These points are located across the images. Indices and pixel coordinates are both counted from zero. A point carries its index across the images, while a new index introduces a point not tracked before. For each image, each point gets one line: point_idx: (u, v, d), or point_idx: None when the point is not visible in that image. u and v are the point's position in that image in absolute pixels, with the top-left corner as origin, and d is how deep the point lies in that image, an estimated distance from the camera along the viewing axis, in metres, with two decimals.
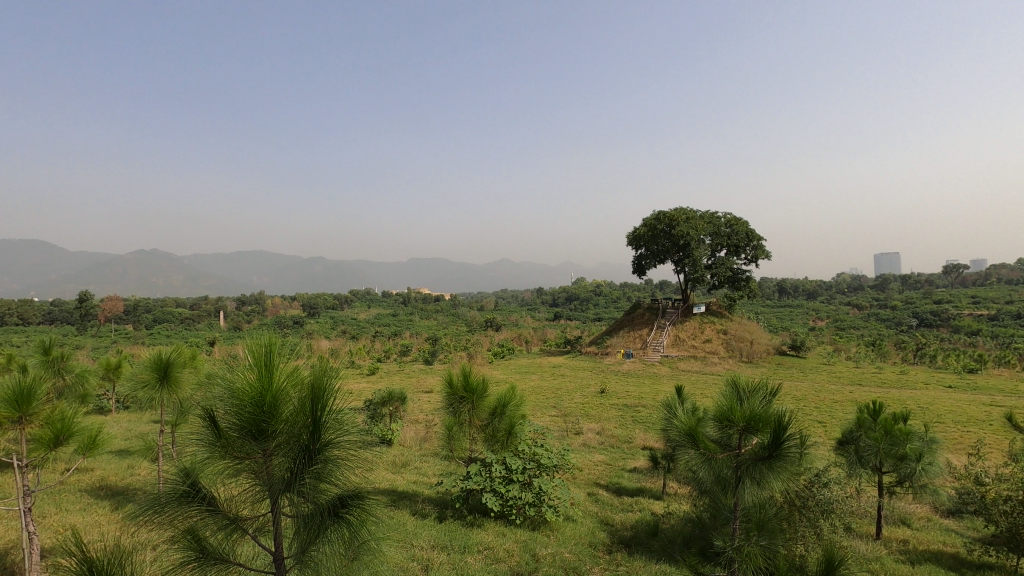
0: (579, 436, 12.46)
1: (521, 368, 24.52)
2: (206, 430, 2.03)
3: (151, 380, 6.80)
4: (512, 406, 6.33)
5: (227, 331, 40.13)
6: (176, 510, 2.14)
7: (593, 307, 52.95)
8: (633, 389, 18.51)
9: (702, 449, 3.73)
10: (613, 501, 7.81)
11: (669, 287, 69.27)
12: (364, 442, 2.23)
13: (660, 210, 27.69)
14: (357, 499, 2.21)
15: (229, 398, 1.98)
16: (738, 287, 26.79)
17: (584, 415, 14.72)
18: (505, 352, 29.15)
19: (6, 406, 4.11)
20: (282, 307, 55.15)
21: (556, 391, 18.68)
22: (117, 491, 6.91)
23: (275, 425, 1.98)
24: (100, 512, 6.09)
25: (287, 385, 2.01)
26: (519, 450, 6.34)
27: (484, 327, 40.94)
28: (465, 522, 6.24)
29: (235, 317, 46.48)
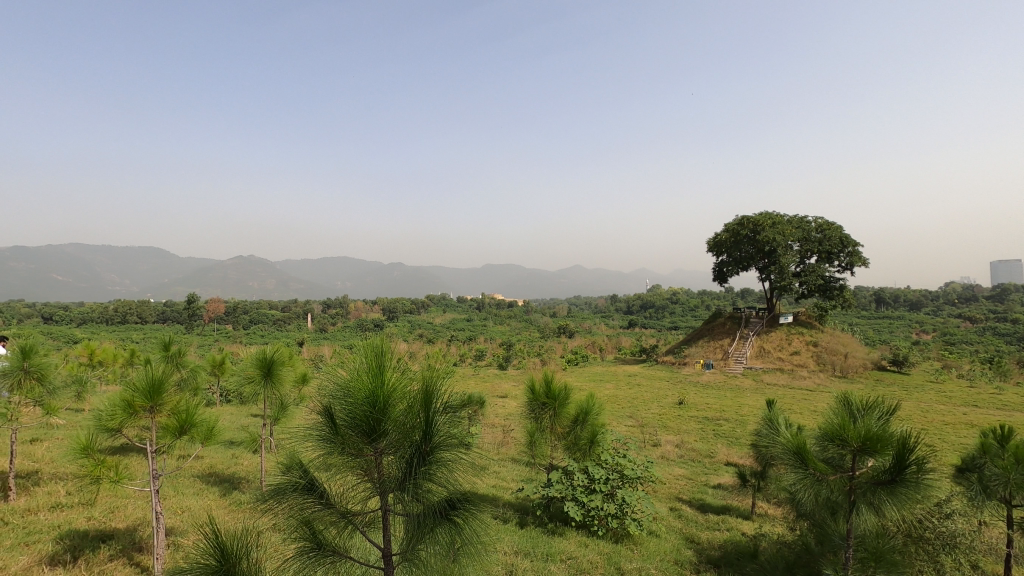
0: (657, 448, 12.06)
1: (595, 376, 24.20)
2: (323, 428, 2.14)
3: (256, 376, 7.33)
4: (595, 414, 6.24)
5: (315, 333, 42.61)
6: (294, 500, 2.27)
7: (668, 315, 51.33)
8: (714, 401, 17.71)
9: (812, 470, 3.46)
10: (698, 518, 7.48)
11: (752, 296, 65.94)
12: (467, 446, 2.26)
13: (744, 214, 26.43)
14: (466, 502, 2.24)
15: (344, 398, 2.09)
16: (830, 295, 25.01)
17: (661, 427, 14.27)
18: (579, 359, 28.90)
19: (141, 396, 4.60)
20: (364, 311, 57.84)
21: (631, 400, 18.28)
22: (225, 479, 7.48)
23: (386, 424, 2.04)
24: (212, 498, 6.61)
25: (398, 388, 2.07)
26: (601, 460, 6.25)
27: (557, 334, 40.79)
28: (546, 530, 6.21)
29: (322, 319, 49.24)
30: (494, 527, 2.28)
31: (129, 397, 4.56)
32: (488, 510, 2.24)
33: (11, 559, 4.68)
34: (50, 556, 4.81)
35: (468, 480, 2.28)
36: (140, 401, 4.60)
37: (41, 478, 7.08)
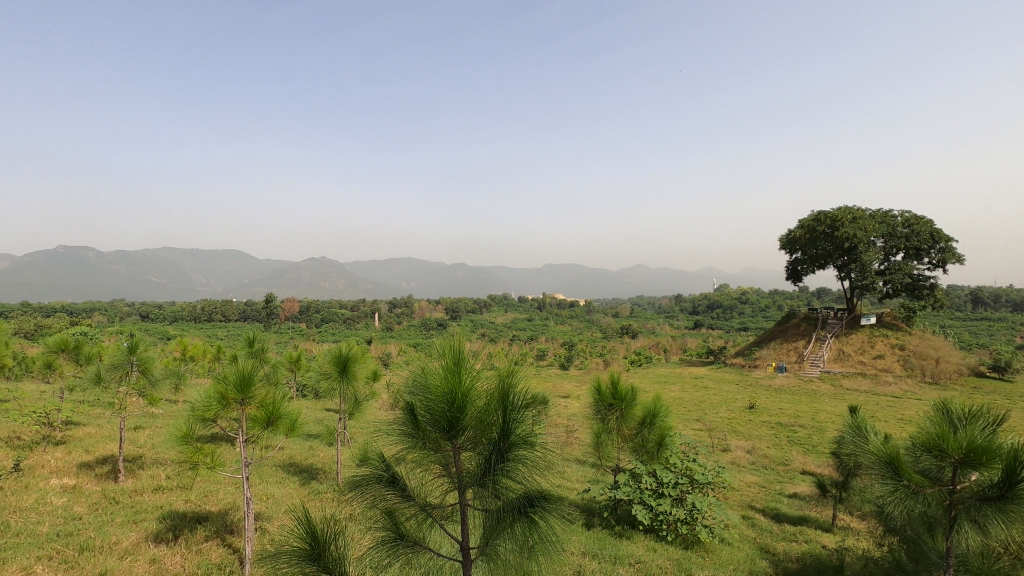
0: (727, 454, 11.63)
1: (660, 377, 23.64)
2: (404, 422, 2.23)
3: (333, 373, 7.70)
4: (663, 416, 6.11)
5: (382, 331, 44.14)
6: (377, 492, 2.38)
7: (737, 316, 49.31)
8: (788, 406, 16.88)
9: (906, 482, 3.25)
10: (773, 528, 7.17)
11: (829, 295, 62.23)
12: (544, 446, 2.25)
13: (821, 210, 24.99)
14: (543, 500, 2.25)
15: (423, 394, 2.17)
16: (918, 295, 23.20)
17: (731, 431, 13.74)
18: (643, 360, 28.34)
19: (234, 389, 4.98)
20: (428, 310, 59.31)
21: (698, 403, 17.72)
22: (304, 470, 7.90)
23: (464, 421, 2.10)
24: (293, 486, 7.01)
25: (475, 385, 2.12)
26: (670, 463, 6.10)
27: (620, 333, 40.15)
28: (613, 532, 6.15)
29: (388, 318, 50.89)
30: (576, 524, 2.27)
31: (224, 390, 4.95)
32: (569, 508, 2.22)
33: (122, 535, 5.17)
34: (155, 534, 5.27)
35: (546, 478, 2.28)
36: (233, 393, 4.98)
37: (144, 462, 7.75)
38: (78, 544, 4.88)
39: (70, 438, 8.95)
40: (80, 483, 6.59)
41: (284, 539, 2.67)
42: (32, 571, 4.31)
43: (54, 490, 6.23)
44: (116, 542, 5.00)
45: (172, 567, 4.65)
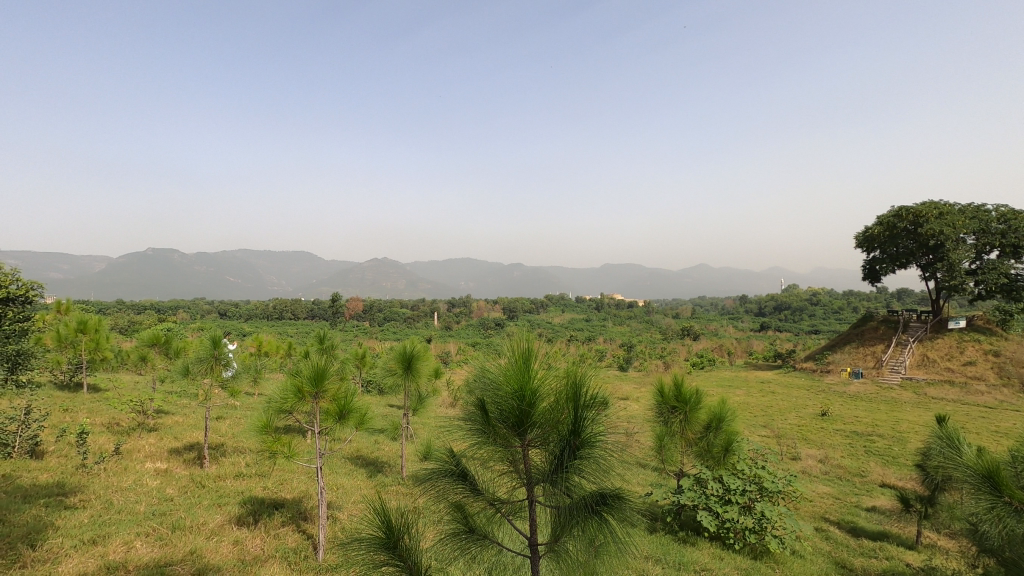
0: (797, 462, 11.08)
1: (724, 381, 22.85)
2: (475, 417, 2.29)
3: (399, 370, 7.94)
4: (729, 421, 5.92)
5: (440, 330, 45.07)
6: (447, 486, 2.45)
7: (808, 318, 46.80)
8: (865, 414, 15.89)
9: (1009, 500, 2.97)
10: (849, 542, 6.79)
11: (911, 296, 58.04)
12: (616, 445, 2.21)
13: (902, 205, 23.36)
14: (617, 499, 2.21)
15: (493, 390, 2.22)
16: (1016, 297, 21.24)
17: (801, 439, 13.11)
18: (706, 363, 27.49)
19: (309, 382, 5.25)
20: (485, 310, 59.98)
21: (766, 408, 17.00)
22: (370, 462, 8.20)
23: (532, 417, 2.14)
24: (360, 478, 7.29)
25: (545, 382, 2.15)
26: (737, 470, 5.89)
27: (681, 335, 39.12)
28: (676, 538, 6.02)
29: (447, 317, 51.85)
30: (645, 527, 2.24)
31: (300, 383, 5.23)
32: (640, 508, 2.20)
33: (209, 516, 5.56)
34: (237, 517, 5.63)
35: (617, 476, 2.25)
36: (308, 387, 5.26)
37: (226, 450, 8.29)
38: (170, 523, 5.28)
39: (161, 425, 9.70)
40: (170, 467, 7.12)
41: (360, 529, 2.80)
42: (132, 546, 4.72)
43: (149, 473, 6.78)
44: (203, 523, 5.38)
45: (252, 549, 4.96)
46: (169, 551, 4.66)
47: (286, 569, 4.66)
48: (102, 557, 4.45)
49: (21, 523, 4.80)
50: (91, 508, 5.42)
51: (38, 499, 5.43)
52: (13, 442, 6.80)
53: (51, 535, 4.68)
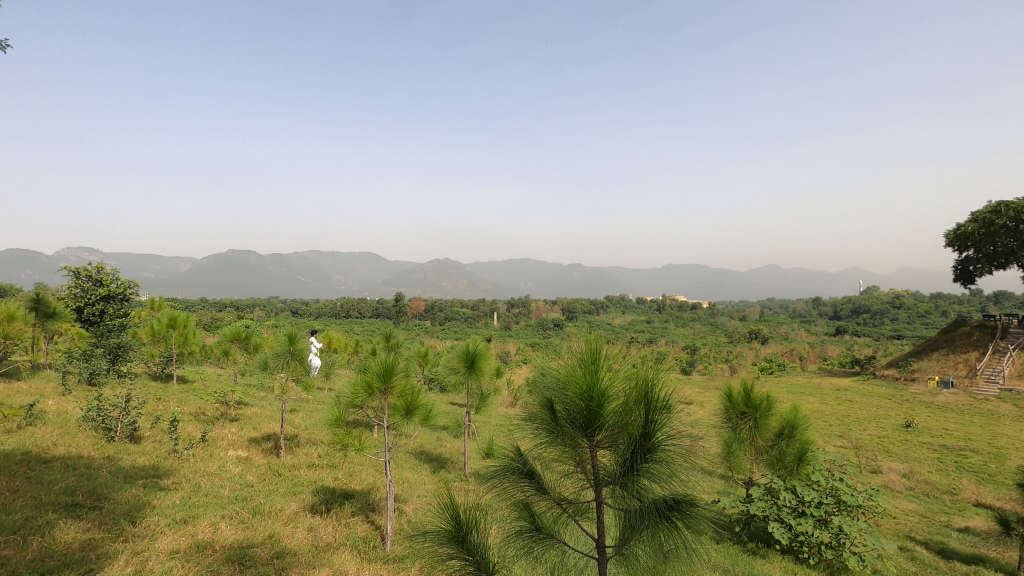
0: (878, 476, 10.38)
1: (795, 387, 21.75)
2: (542, 417, 2.30)
3: (461, 368, 8.08)
4: (804, 429, 5.62)
5: (500, 330, 45.50)
6: (514, 483, 2.48)
7: (889, 322, 43.71)
8: (957, 427, 14.67)
9: None
10: (938, 565, 6.29)
11: (1010, 300, 53.02)
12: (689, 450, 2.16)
13: (1001, 200, 21.41)
14: (688, 505, 2.16)
15: (561, 390, 2.23)
16: None
17: (882, 451, 12.28)
18: (775, 368, 26.30)
19: (378, 378, 5.44)
20: (545, 310, 60.01)
21: (842, 417, 16.05)
22: (433, 458, 8.38)
23: (601, 418, 2.13)
24: (424, 473, 7.48)
25: (613, 383, 2.13)
26: (812, 481, 5.58)
27: (748, 338, 37.58)
28: (745, 550, 5.81)
29: (506, 317, 52.24)
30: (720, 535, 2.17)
31: (370, 379, 5.43)
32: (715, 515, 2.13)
33: (285, 503, 5.88)
34: (311, 505, 5.92)
35: (690, 480, 2.18)
36: (377, 382, 5.45)
37: (300, 441, 8.74)
38: (251, 508, 5.63)
39: (242, 415, 10.35)
40: (250, 456, 7.59)
41: (428, 522, 2.88)
42: (218, 527, 5.06)
43: (232, 460, 7.25)
44: (280, 509, 5.69)
45: (325, 536, 5.19)
46: (250, 534, 4.97)
47: (356, 557, 4.85)
48: (193, 536, 4.81)
49: (124, 501, 5.26)
50: (181, 490, 5.86)
51: (138, 480, 5.93)
52: (116, 427, 7.46)
53: (149, 513, 5.10)
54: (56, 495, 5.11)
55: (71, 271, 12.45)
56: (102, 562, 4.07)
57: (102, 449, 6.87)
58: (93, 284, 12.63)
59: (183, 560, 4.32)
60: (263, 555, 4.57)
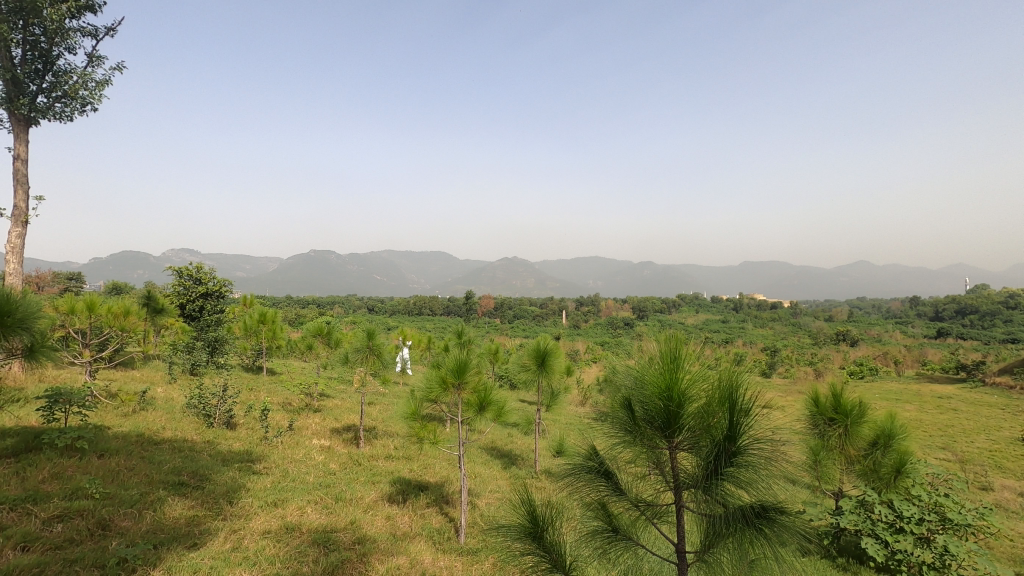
0: (990, 494, 9.39)
1: (890, 393, 20.12)
2: (620, 416, 2.27)
3: (532, 365, 8.11)
4: (902, 439, 5.17)
5: (569, 329, 45.29)
6: (591, 483, 2.46)
7: (1002, 324, 39.38)
8: None
9: None
10: None
11: None
12: (777, 457, 2.04)
13: None
14: (777, 513, 2.04)
15: (637, 389, 2.19)
16: None
17: (995, 467, 11.09)
18: (867, 373, 24.46)
19: (452, 374, 5.57)
20: (615, 309, 59.06)
21: (945, 428, 14.68)
22: (505, 454, 8.47)
23: (681, 419, 2.07)
24: (496, 468, 7.58)
25: (692, 383, 2.07)
26: (913, 496, 5.11)
27: (835, 339, 35.17)
28: (835, 565, 5.50)
29: (576, 315, 51.85)
30: (815, 552, 2.03)
31: (444, 374, 5.56)
32: (809, 528, 2.00)
33: (365, 492, 6.15)
34: (388, 495, 6.16)
35: (781, 488, 2.06)
36: (451, 377, 5.58)
37: (377, 433, 9.11)
38: (334, 494, 5.93)
39: (324, 406, 10.94)
40: (333, 445, 8.00)
41: (504, 516, 2.91)
42: (305, 511, 5.37)
43: (316, 449, 7.68)
44: (360, 497, 5.97)
45: (402, 526, 5.38)
46: (333, 519, 5.24)
47: (432, 548, 4.99)
48: (283, 518, 5.13)
49: (222, 482, 5.71)
50: (272, 475, 6.27)
51: (234, 463, 6.41)
52: (214, 414, 8.09)
53: (244, 495, 5.49)
54: (166, 474, 5.62)
55: (174, 271, 13.66)
56: (204, 538, 4.43)
57: (202, 434, 7.48)
58: (193, 282, 13.81)
59: (274, 540, 4.62)
60: (345, 540, 4.81)
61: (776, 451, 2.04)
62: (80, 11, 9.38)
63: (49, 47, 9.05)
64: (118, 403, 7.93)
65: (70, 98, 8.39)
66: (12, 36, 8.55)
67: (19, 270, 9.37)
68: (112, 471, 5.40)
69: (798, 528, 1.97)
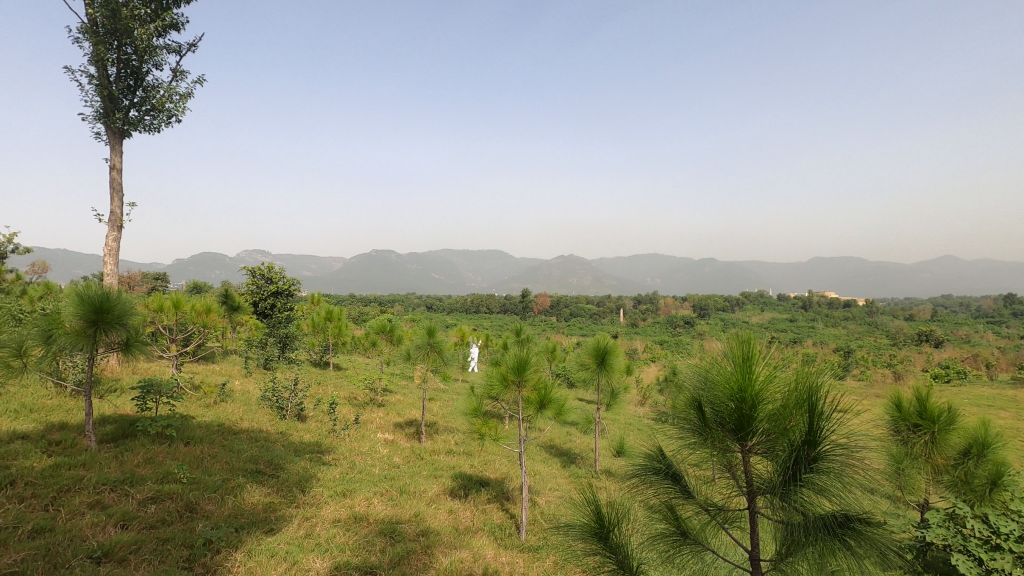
0: None
1: (982, 399, 18.52)
2: (690, 418, 2.20)
3: (592, 363, 8.03)
4: (998, 448, 4.77)
5: (627, 327, 44.53)
6: (658, 484, 2.41)
7: None
8: None
9: None
10: None
11: None
12: (862, 466, 1.91)
13: None
14: (864, 522, 1.92)
15: (707, 389, 2.13)
16: None
17: None
18: (954, 376, 22.66)
19: (513, 371, 5.62)
20: (674, 307, 57.56)
21: None
22: (563, 453, 8.45)
23: (756, 422, 2.00)
24: (555, 467, 7.58)
25: (766, 386, 1.99)
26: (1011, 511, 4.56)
27: (916, 339, 32.78)
28: None
29: (634, 314, 50.92)
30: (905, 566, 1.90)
31: (504, 371, 5.62)
32: (899, 542, 1.87)
33: (428, 485, 6.30)
34: (450, 489, 6.29)
35: (867, 498, 1.94)
36: (512, 375, 5.63)
37: (438, 428, 9.31)
38: (398, 487, 6.11)
39: (387, 401, 11.29)
40: (396, 439, 8.24)
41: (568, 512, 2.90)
42: (371, 502, 5.56)
43: (380, 442, 7.95)
44: (424, 490, 6.12)
45: (464, 520, 5.47)
46: (398, 511, 5.41)
47: (493, 543, 5.04)
48: (351, 508, 5.34)
49: (295, 471, 6.01)
50: (340, 466, 6.54)
51: (305, 454, 6.72)
52: (286, 407, 8.53)
53: (315, 484, 5.76)
54: (244, 462, 5.97)
55: (248, 271, 14.38)
56: (280, 524, 4.68)
57: (276, 425, 7.90)
58: (266, 281, 14.45)
59: (343, 529, 4.82)
60: (410, 532, 4.95)
61: (859, 459, 1.92)
62: (166, 30, 10.08)
63: (139, 64, 9.78)
64: (201, 395, 8.50)
65: (158, 110, 9.05)
66: (108, 56, 9.31)
67: (115, 270, 10.21)
68: (197, 457, 5.80)
69: (886, 541, 1.85)
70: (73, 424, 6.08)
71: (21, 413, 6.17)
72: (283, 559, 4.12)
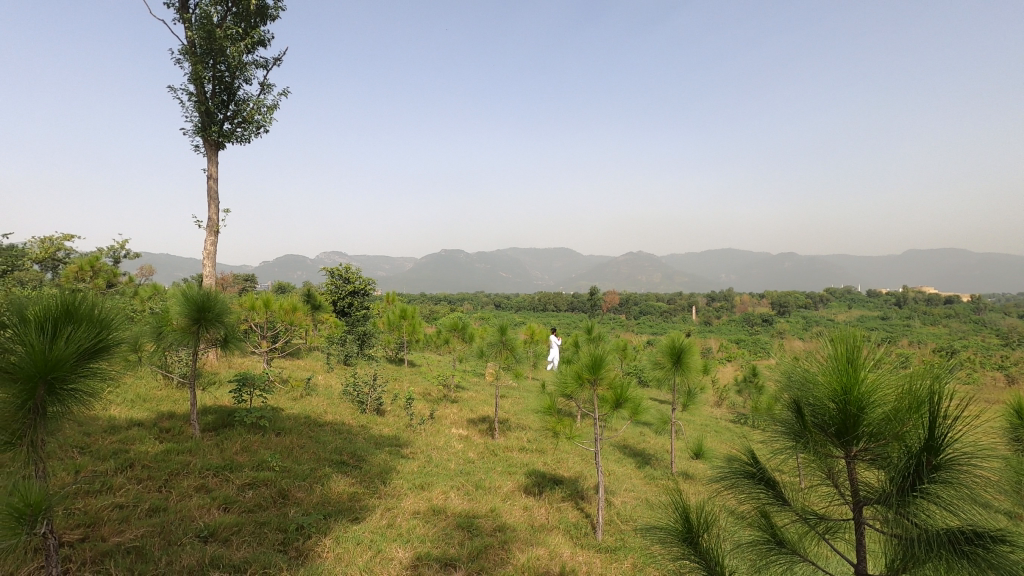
0: None
1: None
2: (786, 421, 2.08)
3: (667, 363, 7.81)
4: None
5: (701, 325, 43.07)
6: (748, 488, 2.31)
7: None
8: None
9: None
10: None
11: None
12: (990, 477, 1.72)
13: None
14: (995, 540, 1.74)
15: (805, 390, 2.00)
16: None
17: None
18: None
19: (588, 369, 5.57)
20: (751, 304, 55.02)
21: None
22: (638, 453, 8.28)
23: (863, 426, 1.87)
24: (629, 467, 7.45)
25: (874, 388, 1.85)
26: None
27: None
28: None
29: (708, 312, 49.17)
30: None
31: (579, 369, 5.58)
32: None
33: (503, 481, 6.38)
34: (525, 486, 6.32)
35: (1003, 514, 1.75)
36: (587, 373, 5.58)
37: (510, 425, 9.40)
38: (474, 482, 6.22)
39: (460, 397, 11.52)
40: (470, 435, 8.39)
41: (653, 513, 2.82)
42: (447, 496, 5.69)
43: (455, 437, 8.12)
44: (499, 486, 6.19)
45: (540, 518, 5.48)
46: (475, 506, 5.50)
47: (569, 542, 5.03)
48: (429, 501, 5.49)
49: (377, 463, 6.26)
50: (417, 460, 6.74)
51: (385, 447, 6.99)
52: (366, 401, 8.90)
53: (394, 476, 5.96)
54: (330, 452, 6.29)
55: (328, 271, 15.12)
56: (363, 513, 4.88)
57: (357, 418, 8.25)
58: (343, 281, 15.15)
59: (423, 521, 4.96)
60: (487, 526, 5.02)
61: (992, 473, 1.73)
62: (254, 46, 10.75)
63: (231, 80, 10.50)
64: (289, 388, 9.03)
65: (248, 122, 9.69)
66: (204, 74, 10.06)
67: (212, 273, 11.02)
68: (287, 447, 6.16)
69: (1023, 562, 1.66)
70: (180, 413, 6.64)
71: (136, 402, 6.80)
72: (368, 547, 4.29)
